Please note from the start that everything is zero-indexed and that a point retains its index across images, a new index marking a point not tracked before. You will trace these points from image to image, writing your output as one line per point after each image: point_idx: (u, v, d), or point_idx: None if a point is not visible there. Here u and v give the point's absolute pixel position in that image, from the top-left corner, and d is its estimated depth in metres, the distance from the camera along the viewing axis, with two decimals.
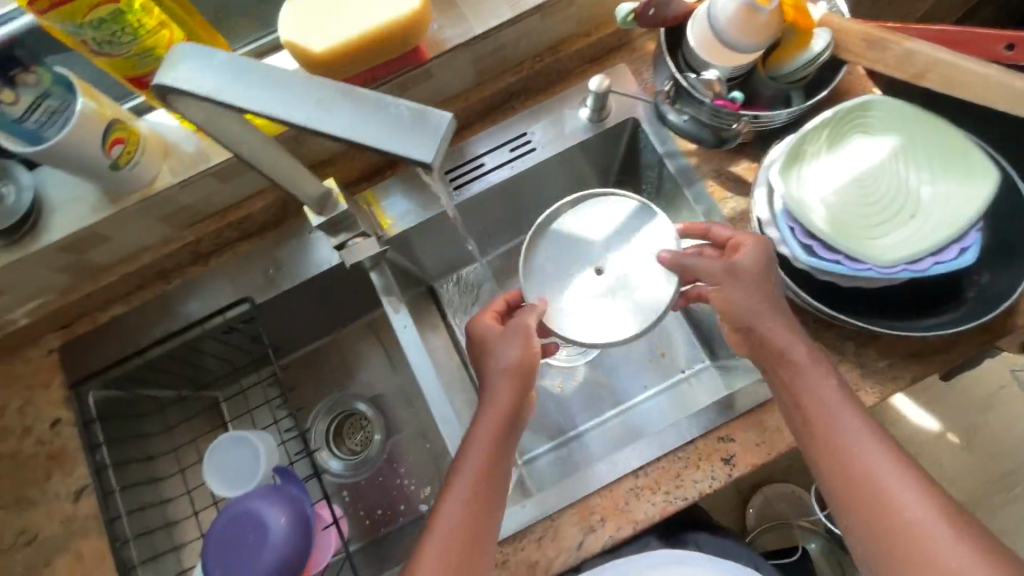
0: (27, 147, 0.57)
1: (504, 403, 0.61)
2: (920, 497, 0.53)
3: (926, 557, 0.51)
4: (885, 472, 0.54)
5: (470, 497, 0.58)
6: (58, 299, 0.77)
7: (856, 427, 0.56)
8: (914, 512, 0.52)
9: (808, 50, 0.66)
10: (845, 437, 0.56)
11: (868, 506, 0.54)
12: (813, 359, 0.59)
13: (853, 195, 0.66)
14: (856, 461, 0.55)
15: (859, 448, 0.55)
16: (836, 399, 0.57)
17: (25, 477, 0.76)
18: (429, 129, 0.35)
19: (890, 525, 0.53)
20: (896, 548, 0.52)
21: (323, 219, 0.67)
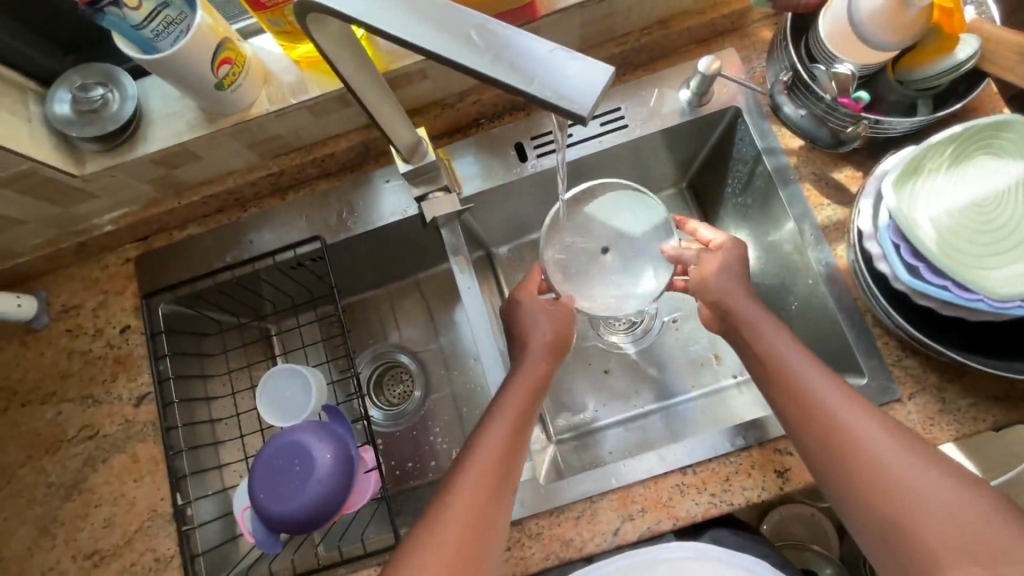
0: (141, 55, 0.58)
1: (533, 366, 0.68)
2: (922, 463, 0.52)
3: (927, 522, 0.50)
4: (874, 441, 0.54)
5: (512, 426, 0.62)
6: (142, 211, 0.79)
7: (843, 401, 0.57)
8: (911, 479, 0.51)
9: (952, 55, 0.61)
10: (834, 412, 0.57)
11: (865, 477, 0.53)
12: (805, 355, 0.61)
13: (969, 219, 0.61)
14: (840, 434, 0.55)
15: (845, 418, 0.56)
16: (820, 379, 0.59)
17: (93, 375, 0.79)
18: (588, 82, 0.32)
19: (886, 493, 0.52)
20: (898, 519, 0.51)
21: (409, 167, 0.66)
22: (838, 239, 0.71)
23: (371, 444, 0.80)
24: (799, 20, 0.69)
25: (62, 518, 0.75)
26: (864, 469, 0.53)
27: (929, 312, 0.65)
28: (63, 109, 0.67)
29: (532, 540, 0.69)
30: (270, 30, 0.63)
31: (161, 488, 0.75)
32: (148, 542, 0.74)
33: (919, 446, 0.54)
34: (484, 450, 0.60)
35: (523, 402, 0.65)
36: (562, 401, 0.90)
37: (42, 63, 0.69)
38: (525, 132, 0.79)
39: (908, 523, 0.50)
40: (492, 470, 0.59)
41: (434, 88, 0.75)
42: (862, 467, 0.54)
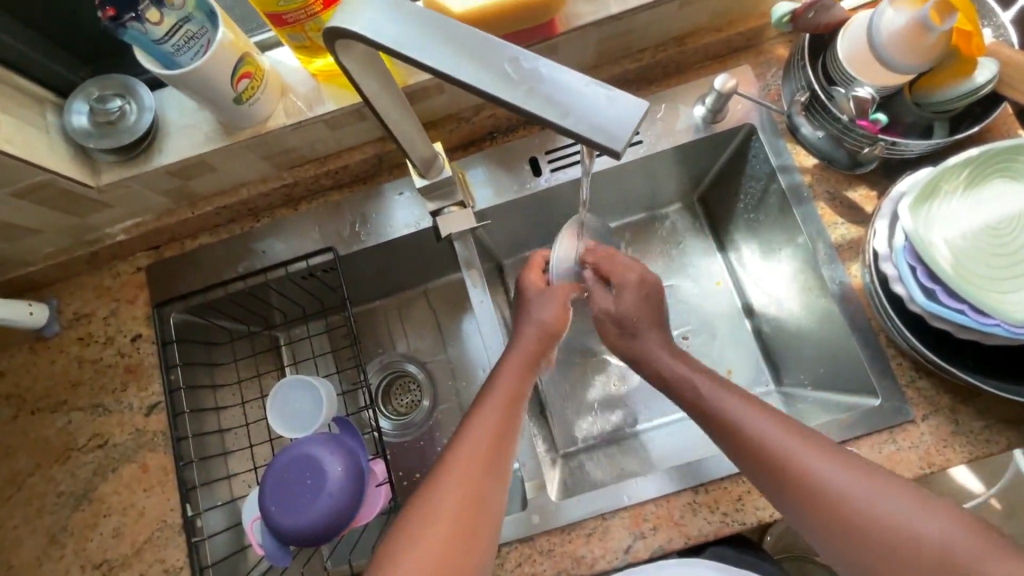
0: (162, 70, 0.58)
1: (515, 361, 0.65)
2: (884, 494, 0.52)
3: (889, 555, 0.50)
4: (828, 481, 0.53)
5: (504, 404, 0.61)
6: (155, 221, 0.79)
7: (796, 442, 0.56)
8: (872, 515, 0.51)
9: (969, 79, 0.60)
10: (787, 455, 0.55)
11: (833, 518, 0.52)
12: (749, 401, 0.60)
13: (985, 242, 0.61)
14: (793, 478, 0.55)
15: (800, 460, 0.55)
16: (768, 424, 0.58)
17: (103, 384, 0.79)
18: (622, 114, 0.33)
19: (847, 531, 0.52)
20: (876, 553, 0.51)
21: (426, 182, 0.66)
22: (852, 258, 0.71)
23: (381, 457, 0.79)
24: (817, 40, 0.69)
25: (71, 527, 0.75)
26: (822, 511, 0.53)
27: (944, 333, 0.65)
28: (81, 121, 0.67)
29: (543, 557, 0.68)
30: (289, 44, 0.63)
31: (171, 498, 0.75)
32: (157, 552, 0.73)
33: (877, 475, 0.53)
34: (462, 446, 0.58)
35: (499, 406, 0.61)
36: (571, 414, 0.90)
37: (60, 74, 0.69)
38: (539, 146, 0.79)
39: (872, 557, 0.51)
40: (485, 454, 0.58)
41: (450, 102, 0.75)
42: (817, 509, 0.53)
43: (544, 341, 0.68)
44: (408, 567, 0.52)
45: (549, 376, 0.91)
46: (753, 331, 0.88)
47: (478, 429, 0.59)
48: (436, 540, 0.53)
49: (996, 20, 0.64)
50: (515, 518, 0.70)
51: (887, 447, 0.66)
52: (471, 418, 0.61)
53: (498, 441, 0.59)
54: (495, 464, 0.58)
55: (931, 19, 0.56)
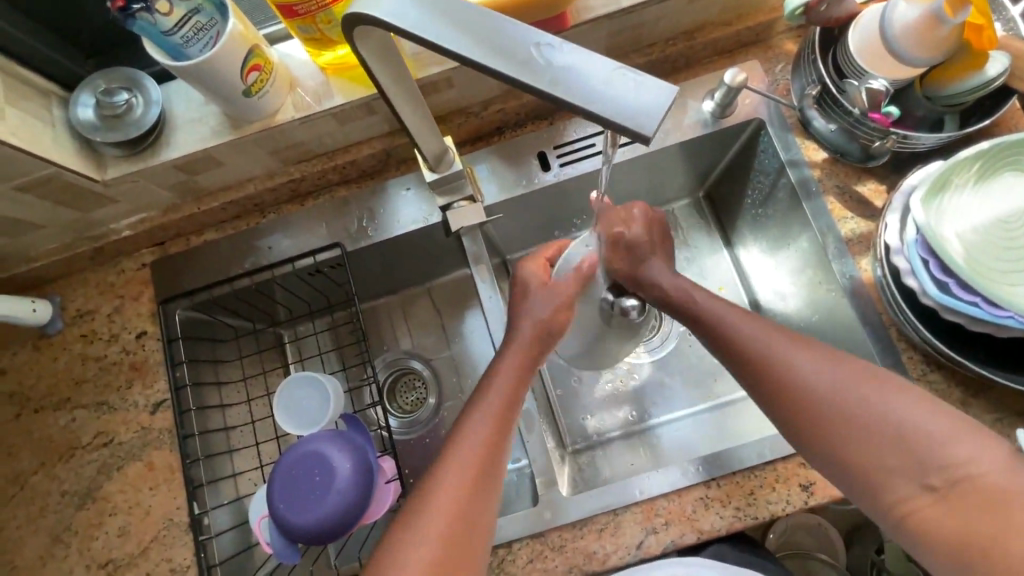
0: (171, 62, 0.57)
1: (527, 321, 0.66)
2: (866, 390, 0.55)
3: (865, 443, 0.53)
4: (813, 379, 0.56)
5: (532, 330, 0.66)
6: (160, 216, 0.78)
7: (784, 345, 0.59)
8: (854, 407, 0.54)
9: (981, 73, 0.61)
10: (772, 356, 0.59)
11: (817, 413, 0.55)
12: (742, 312, 0.64)
13: (998, 236, 0.61)
14: (780, 377, 0.58)
15: (786, 360, 0.58)
16: (759, 330, 0.61)
17: (108, 381, 0.78)
18: (651, 101, 0.32)
19: (830, 426, 0.55)
20: (855, 445, 0.54)
21: (436, 176, 0.66)
22: (863, 252, 0.71)
23: (389, 454, 0.79)
24: (827, 33, 0.69)
25: (76, 526, 0.74)
26: (806, 406, 0.56)
27: (957, 325, 0.65)
28: (86, 114, 0.66)
29: (555, 553, 0.68)
30: (299, 37, 0.63)
31: (177, 497, 0.74)
32: (164, 551, 0.73)
33: (861, 371, 0.56)
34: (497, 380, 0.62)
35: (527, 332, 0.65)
36: (578, 412, 0.89)
37: (65, 67, 0.68)
38: (548, 141, 0.79)
39: (851, 446, 0.54)
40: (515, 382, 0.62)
41: (459, 96, 0.75)
42: (801, 404, 0.56)
43: (543, 340, 0.66)
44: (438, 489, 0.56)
45: (556, 372, 0.91)
46: None
47: (475, 430, 0.59)
48: (469, 468, 0.57)
49: (1006, 14, 0.64)
50: (527, 514, 0.69)
51: None
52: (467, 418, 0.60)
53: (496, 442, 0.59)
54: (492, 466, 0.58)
55: (944, 12, 0.56)
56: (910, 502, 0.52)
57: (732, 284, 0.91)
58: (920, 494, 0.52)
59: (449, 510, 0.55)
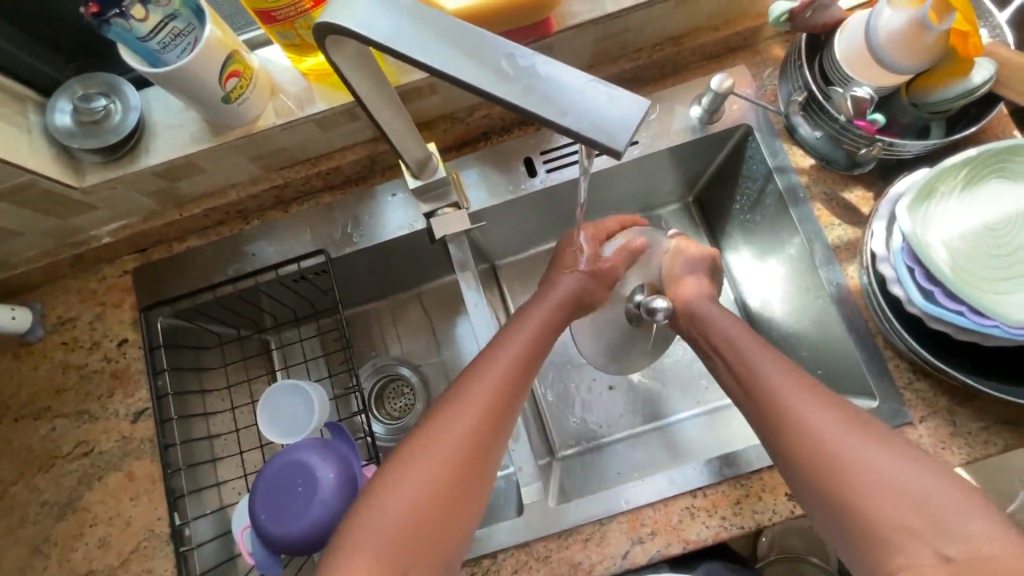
0: (147, 68, 0.56)
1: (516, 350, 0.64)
2: (863, 441, 0.52)
3: (867, 500, 0.49)
4: (817, 421, 0.54)
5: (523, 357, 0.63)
6: (142, 223, 0.77)
7: (789, 381, 0.58)
8: (847, 455, 0.51)
9: (967, 80, 0.61)
10: (775, 392, 0.58)
11: (813, 458, 0.53)
12: (757, 346, 0.63)
13: (983, 245, 0.60)
14: (784, 414, 0.56)
15: (782, 398, 0.57)
16: (767, 363, 0.61)
17: (89, 390, 0.77)
18: (622, 114, 0.32)
19: (826, 478, 0.52)
20: (850, 496, 0.50)
21: (419, 182, 0.65)
22: (850, 259, 0.71)
23: (375, 463, 0.78)
24: (813, 39, 0.69)
25: (55, 537, 0.73)
26: (806, 447, 0.54)
27: (943, 333, 0.64)
28: (64, 120, 0.65)
29: (540, 564, 0.67)
30: (279, 43, 0.62)
31: (158, 507, 0.73)
32: (144, 563, 0.72)
33: (863, 424, 0.53)
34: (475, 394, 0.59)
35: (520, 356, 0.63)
36: (566, 419, 0.89)
37: (42, 72, 0.67)
38: (535, 146, 0.78)
39: (853, 503, 0.50)
40: (494, 406, 0.59)
41: (444, 101, 0.74)
42: (803, 447, 0.54)
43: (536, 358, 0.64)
44: (388, 511, 0.52)
45: (545, 378, 0.90)
46: (749, 333, 0.88)
47: (444, 451, 0.55)
48: (427, 498, 0.53)
49: (992, 20, 0.64)
50: (512, 524, 0.69)
51: None
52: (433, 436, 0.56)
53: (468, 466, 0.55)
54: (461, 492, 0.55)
55: (930, 20, 0.56)
56: (914, 575, 0.45)
57: (720, 290, 0.90)
58: (933, 564, 0.45)
59: (399, 535, 0.51)
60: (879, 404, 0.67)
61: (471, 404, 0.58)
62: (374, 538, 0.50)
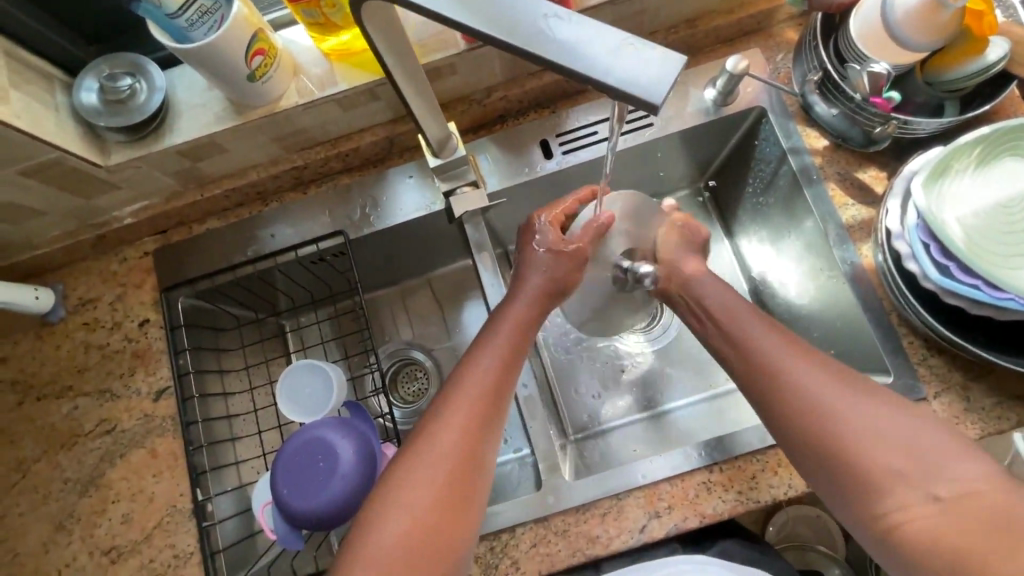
0: (175, 45, 0.58)
1: (513, 318, 0.66)
2: (864, 400, 0.53)
3: (858, 453, 0.51)
4: (810, 385, 0.55)
5: (515, 332, 0.65)
6: (163, 204, 0.78)
7: (785, 348, 0.58)
8: (849, 415, 0.52)
9: (981, 57, 0.61)
10: (768, 358, 0.58)
11: (815, 419, 0.53)
12: (751, 315, 0.62)
13: (997, 221, 0.61)
14: (777, 380, 0.56)
15: (779, 362, 0.57)
16: (758, 330, 0.60)
17: (111, 369, 0.78)
18: (659, 71, 0.33)
19: (829, 438, 0.52)
20: (852, 454, 0.51)
21: (439, 161, 0.66)
22: (864, 239, 0.72)
23: (393, 442, 0.79)
24: (828, 21, 0.70)
25: (79, 513, 0.74)
26: (798, 410, 0.54)
27: (958, 310, 0.65)
28: (91, 99, 0.67)
29: (558, 537, 0.68)
30: (304, 22, 0.63)
31: (180, 484, 0.74)
32: (167, 538, 0.73)
33: (862, 384, 0.54)
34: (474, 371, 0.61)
35: (512, 333, 0.65)
36: (580, 401, 0.89)
37: (67, 53, 0.68)
38: (551, 129, 0.79)
39: (845, 457, 0.52)
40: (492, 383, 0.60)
41: (462, 83, 0.75)
42: (796, 409, 0.54)
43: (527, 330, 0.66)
44: (411, 482, 0.54)
45: (558, 361, 0.91)
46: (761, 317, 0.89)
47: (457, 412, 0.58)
48: (440, 468, 0.55)
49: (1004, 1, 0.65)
50: (530, 499, 0.70)
51: None
52: (447, 402, 0.59)
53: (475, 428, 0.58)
54: (468, 456, 0.56)
55: None
56: (905, 516, 0.49)
57: (732, 274, 0.91)
58: (925, 507, 0.48)
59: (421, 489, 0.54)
60: (894, 380, 0.67)
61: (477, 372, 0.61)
62: (398, 493, 0.54)
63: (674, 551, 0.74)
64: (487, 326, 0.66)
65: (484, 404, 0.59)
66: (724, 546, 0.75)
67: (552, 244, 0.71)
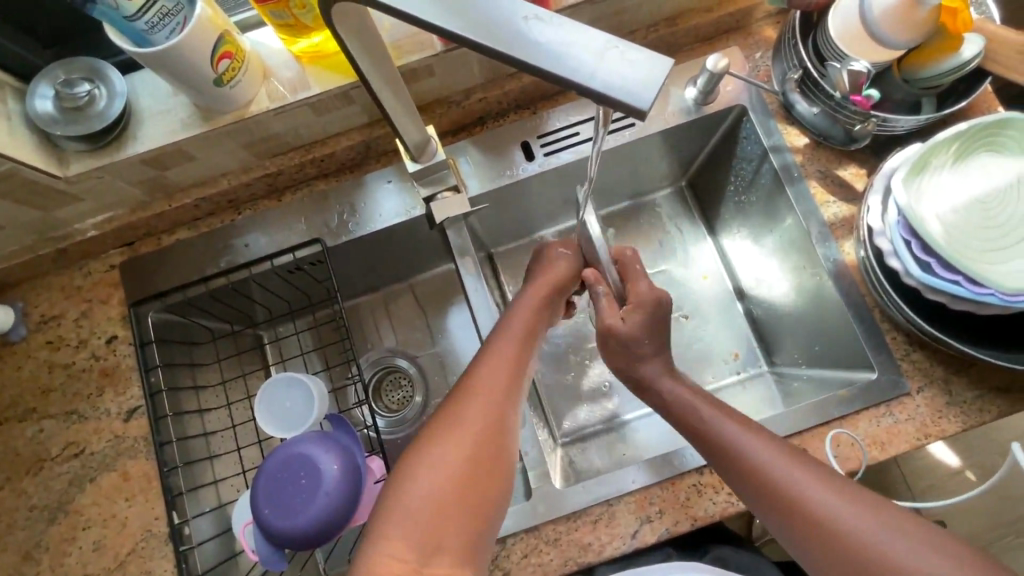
0: (134, 48, 0.55)
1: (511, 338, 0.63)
2: (861, 515, 0.50)
3: (817, 514, 0.51)
4: (754, 449, 0.55)
5: (514, 351, 0.62)
6: (129, 215, 0.75)
7: (751, 438, 0.56)
8: (845, 534, 0.49)
9: (957, 55, 0.62)
10: (734, 449, 0.56)
11: (807, 529, 0.51)
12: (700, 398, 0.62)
13: (974, 217, 0.62)
14: (719, 445, 0.57)
15: (744, 451, 0.56)
16: (726, 420, 0.59)
17: (77, 390, 0.74)
18: (645, 73, 0.32)
19: (832, 557, 0.50)
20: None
21: (418, 166, 0.65)
22: (846, 235, 0.72)
23: (378, 454, 0.77)
24: (806, 18, 0.70)
25: (47, 543, 0.70)
26: (759, 481, 0.54)
27: (939, 305, 0.66)
28: (45, 107, 0.63)
29: (549, 547, 0.67)
30: (273, 23, 0.61)
31: (155, 507, 0.71)
32: (142, 564, 0.69)
33: (858, 497, 0.51)
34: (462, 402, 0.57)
35: (513, 347, 0.62)
36: (567, 406, 0.88)
37: (18, 58, 0.65)
38: (531, 130, 0.78)
39: (807, 519, 0.51)
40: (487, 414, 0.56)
41: (439, 85, 0.73)
42: (748, 474, 0.55)
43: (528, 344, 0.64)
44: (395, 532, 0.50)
45: (543, 363, 0.90)
46: (745, 314, 0.89)
47: (474, 411, 0.56)
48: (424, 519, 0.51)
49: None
50: (519, 508, 0.68)
51: (885, 420, 0.67)
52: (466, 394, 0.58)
53: (494, 428, 0.56)
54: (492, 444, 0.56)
55: None
56: None
57: (716, 273, 0.91)
58: None
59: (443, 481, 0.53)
60: (879, 376, 0.68)
61: (472, 414, 0.56)
62: (423, 475, 0.52)
63: (668, 555, 0.73)
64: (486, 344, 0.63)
65: (485, 429, 0.55)
66: (720, 555, 0.75)
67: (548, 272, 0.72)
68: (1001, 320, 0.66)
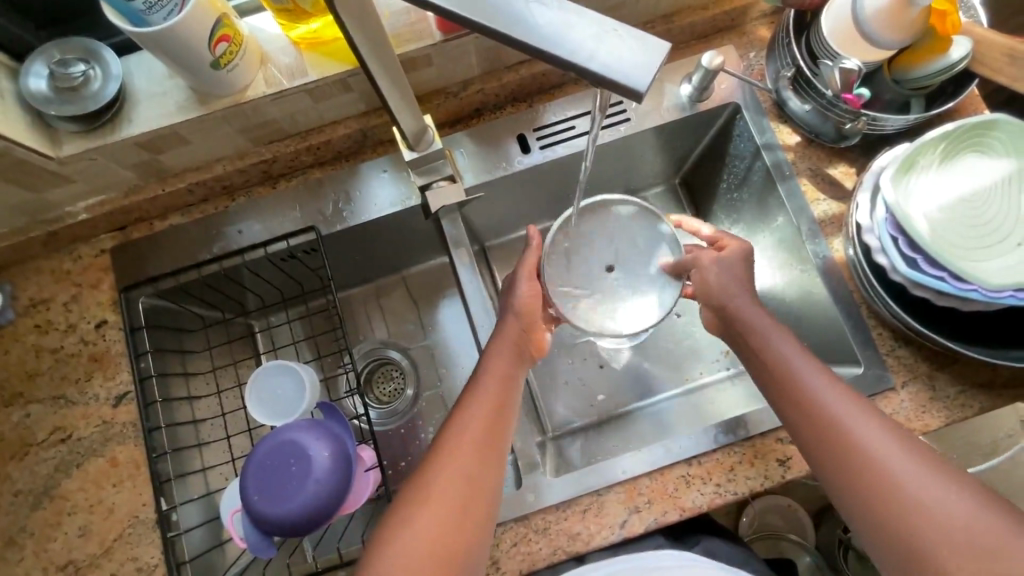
0: (130, 27, 0.55)
1: (496, 373, 0.64)
2: (903, 453, 0.53)
3: (862, 445, 0.54)
4: (841, 407, 0.57)
5: (501, 383, 0.64)
6: (122, 199, 0.74)
7: (815, 371, 0.60)
8: (883, 468, 0.53)
9: (946, 57, 0.63)
10: (798, 377, 0.60)
11: (849, 459, 0.55)
12: (774, 323, 0.64)
13: (957, 216, 0.63)
14: (786, 373, 0.61)
15: (807, 381, 0.59)
16: (796, 353, 0.62)
17: (65, 374, 0.74)
18: (642, 54, 0.33)
19: (864, 486, 0.53)
20: (889, 510, 0.52)
21: (414, 155, 0.65)
22: (835, 233, 0.73)
23: (368, 443, 0.77)
24: (799, 18, 0.71)
25: (32, 527, 0.69)
26: (812, 413, 0.58)
27: (924, 301, 0.67)
28: (39, 86, 0.63)
29: (538, 536, 0.68)
30: (272, 8, 0.61)
31: (143, 493, 0.70)
32: (129, 550, 0.69)
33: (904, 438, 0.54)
34: (465, 418, 0.61)
35: (497, 380, 0.64)
36: (557, 399, 0.89)
37: (14, 38, 0.64)
38: (527, 123, 0.78)
39: (850, 448, 0.55)
40: (485, 432, 0.60)
41: (437, 75, 0.74)
42: (804, 402, 0.58)
43: (509, 390, 0.64)
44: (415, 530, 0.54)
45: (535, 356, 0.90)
46: None
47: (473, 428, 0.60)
48: (446, 512, 0.56)
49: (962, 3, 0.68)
50: (509, 498, 0.69)
51: None
52: (485, 407, 0.62)
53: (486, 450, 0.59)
54: (480, 481, 0.58)
55: None
56: None
57: None
58: None
59: (418, 530, 0.54)
60: (865, 371, 0.69)
61: (480, 420, 0.61)
62: (424, 503, 0.56)
63: (658, 545, 0.74)
64: (472, 375, 0.65)
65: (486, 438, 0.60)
66: (708, 548, 0.76)
67: (528, 264, 0.71)
68: (986, 316, 0.67)
